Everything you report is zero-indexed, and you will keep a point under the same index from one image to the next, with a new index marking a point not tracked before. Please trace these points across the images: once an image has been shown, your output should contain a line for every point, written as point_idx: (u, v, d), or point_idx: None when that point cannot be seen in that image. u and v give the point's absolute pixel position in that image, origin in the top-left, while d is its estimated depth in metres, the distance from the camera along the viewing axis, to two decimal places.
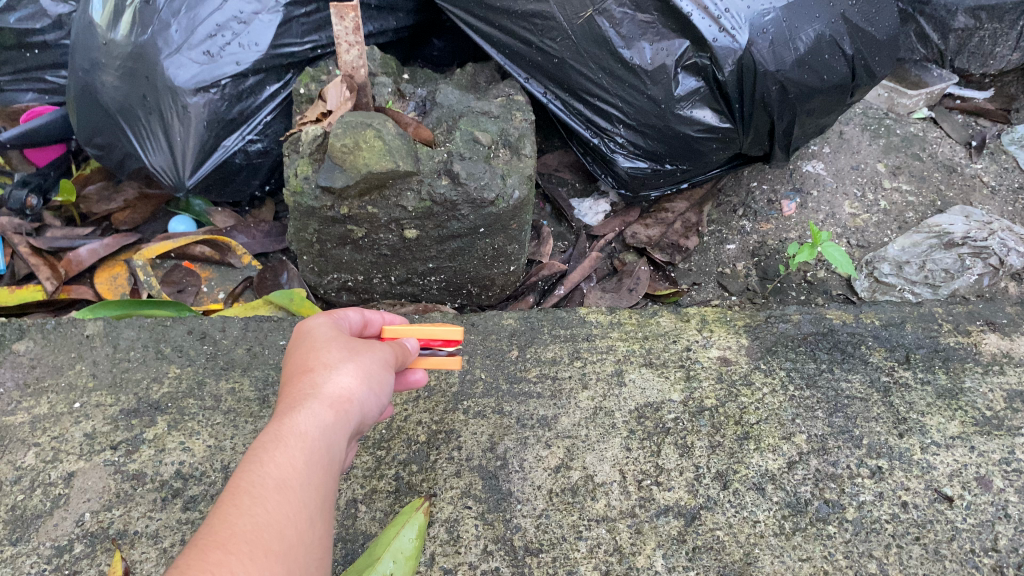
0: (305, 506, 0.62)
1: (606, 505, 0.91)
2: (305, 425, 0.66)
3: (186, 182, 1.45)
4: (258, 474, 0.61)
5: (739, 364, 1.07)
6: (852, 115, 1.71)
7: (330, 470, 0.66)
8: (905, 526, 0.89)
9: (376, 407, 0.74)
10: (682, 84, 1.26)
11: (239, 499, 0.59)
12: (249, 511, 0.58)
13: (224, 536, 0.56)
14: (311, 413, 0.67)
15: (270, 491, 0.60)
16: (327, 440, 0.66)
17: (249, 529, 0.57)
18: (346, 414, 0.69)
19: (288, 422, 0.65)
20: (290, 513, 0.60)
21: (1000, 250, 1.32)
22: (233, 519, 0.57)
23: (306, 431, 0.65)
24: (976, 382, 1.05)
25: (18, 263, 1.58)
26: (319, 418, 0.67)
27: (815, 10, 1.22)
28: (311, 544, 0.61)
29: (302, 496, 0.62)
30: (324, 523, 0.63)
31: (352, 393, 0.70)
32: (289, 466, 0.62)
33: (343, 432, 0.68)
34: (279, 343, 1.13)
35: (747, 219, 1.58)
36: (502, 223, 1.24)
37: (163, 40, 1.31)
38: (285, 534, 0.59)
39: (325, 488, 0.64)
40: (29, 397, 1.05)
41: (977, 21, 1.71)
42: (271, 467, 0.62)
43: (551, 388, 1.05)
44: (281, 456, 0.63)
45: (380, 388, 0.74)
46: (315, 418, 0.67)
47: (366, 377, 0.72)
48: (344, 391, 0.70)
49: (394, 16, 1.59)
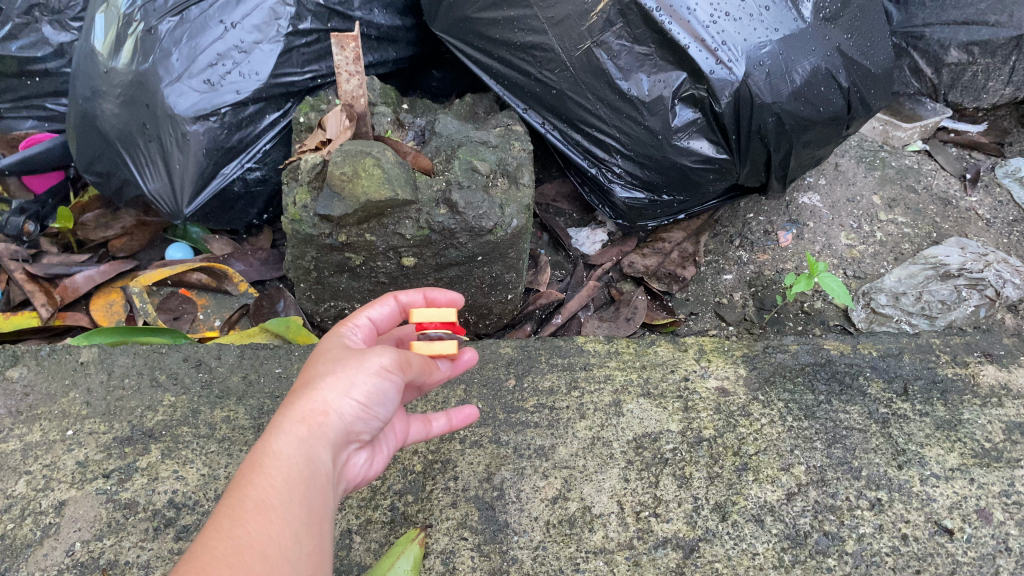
0: (286, 524, 0.62)
1: (604, 536, 0.90)
2: (282, 444, 0.65)
3: (184, 211, 1.45)
4: (237, 497, 0.62)
5: (737, 395, 1.07)
6: (847, 147, 1.73)
7: (314, 483, 0.66)
8: (905, 559, 0.88)
9: (366, 414, 0.72)
10: (679, 115, 1.27)
11: (220, 524, 0.60)
12: (230, 535, 0.59)
13: (204, 561, 0.57)
14: (286, 432, 0.66)
15: (248, 513, 0.61)
16: (306, 455, 0.66)
17: (230, 554, 0.58)
18: (323, 426, 0.68)
19: (264, 444, 0.65)
20: (271, 532, 0.61)
21: (996, 282, 1.33)
22: (214, 545, 0.58)
23: (283, 450, 0.65)
24: (975, 414, 1.05)
25: (13, 289, 1.58)
26: (295, 435, 0.66)
27: (811, 43, 1.24)
28: (298, 560, 0.62)
29: (283, 515, 0.62)
30: (311, 537, 0.64)
31: (329, 406, 0.69)
32: (267, 486, 0.63)
33: (322, 443, 0.68)
34: (274, 372, 1.12)
35: (744, 249, 1.58)
36: (500, 251, 1.25)
37: (164, 68, 1.32)
38: (268, 556, 0.59)
39: (307, 502, 0.65)
40: (21, 424, 1.05)
41: (970, 56, 1.75)
42: (250, 490, 0.62)
43: (549, 417, 1.04)
44: (258, 478, 0.63)
45: (364, 394, 0.71)
46: (291, 435, 0.66)
47: (345, 386, 0.70)
48: (320, 404, 0.68)
49: (393, 48, 1.61)
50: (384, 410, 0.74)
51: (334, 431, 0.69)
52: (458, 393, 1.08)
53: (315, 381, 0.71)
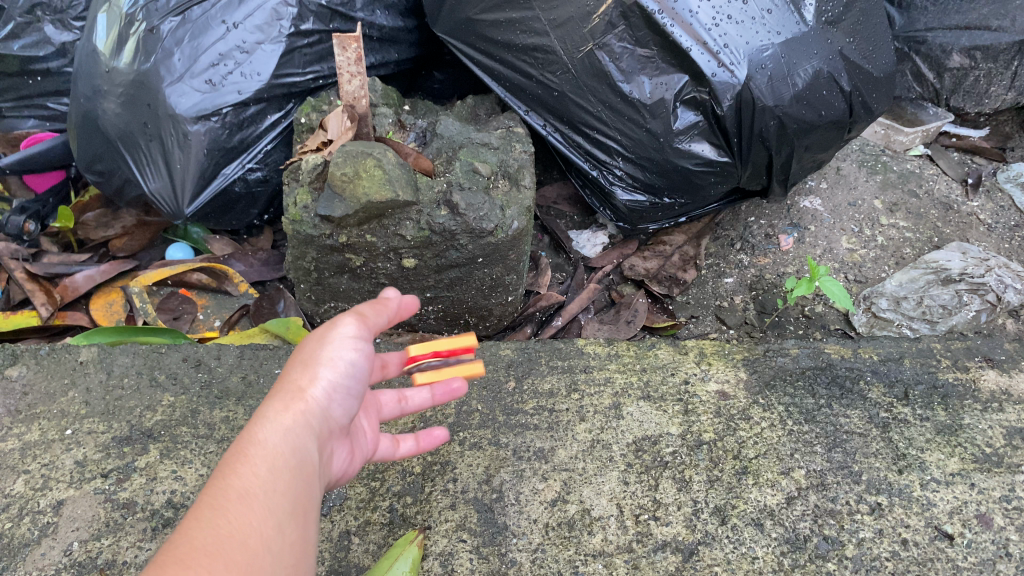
0: (270, 510, 0.61)
1: (603, 539, 0.90)
2: (264, 431, 0.65)
3: (184, 211, 1.44)
4: (219, 486, 0.61)
5: (737, 399, 1.07)
6: (849, 150, 1.73)
7: (298, 470, 0.66)
8: (905, 564, 0.87)
9: (340, 392, 0.72)
10: (681, 118, 1.26)
11: (201, 512, 0.59)
12: (210, 522, 0.58)
13: (183, 549, 0.55)
14: (269, 421, 0.66)
15: (230, 500, 0.60)
16: (290, 442, 0.66)
17: (210, 541, 0.57)
18: (303, 410, 0.69)
19: (247, 433, 0.65)
20: (254, 519, 0.60)
21: (997, 286, 1.33)
22: (194, 532, 0.57)
23: (266, 438, 0.65)
24: (975, 419, 1.04)
25: (13, 288, 1.58)
26: (278, 422, 0.67)
27: (814, 47, 1.24)
28: (280, 548, 0.60)
29: (265, 502, 0.61)
30: (295, 526, 0.63)
31: (305, 388, 0.69)
32: (249, 473, 0.62)
33: (304, 429, 0.68)
34: (273, 372, 1.12)
35: (745, 253, 1.58)
36: (500, 253, 1.24)
37: (166, 68, 1.32)
38: (249, 543, 0.58)
39: (292, 489, 0.64)
40: (20, 423, 1.04)
41: (973, 61, 1.75)
42: (232, 478, 0.61)
43: (548, 420, 1.04)
44: (241, 466, 0.62)
45: (336, 371, 0.72)
46: (273, 423, 0.66)
47: (316, 366, 0.71)
48: (296, 387, 0.69)
49: (395, 49, 1.61)
50: (361, 390, 0.75)
51: (316, 418, 0.70)
52: (457, 395, 1.08)
53: (289, 370, 0.71)
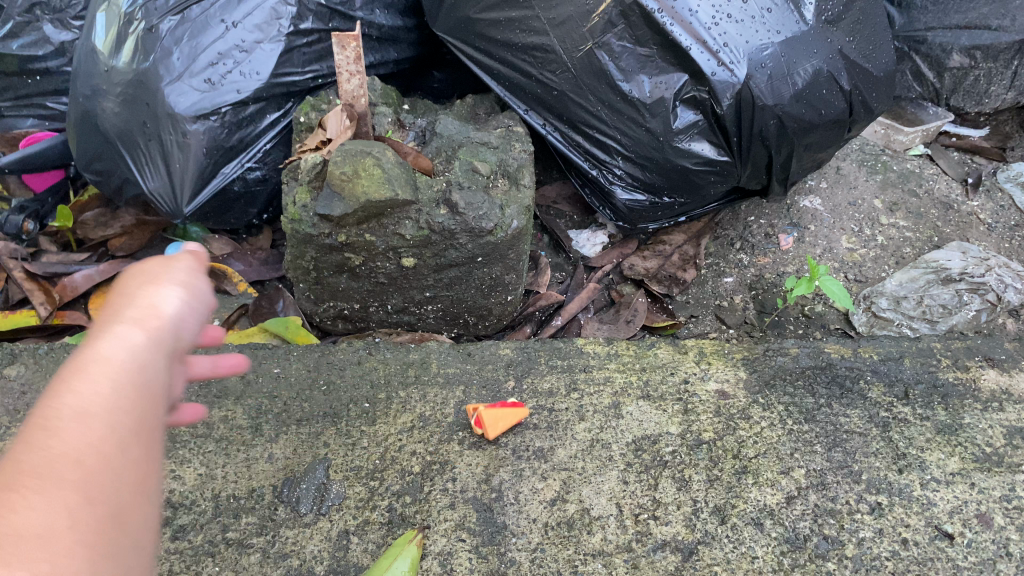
0: (112, 436, 0.48)
1: (603, 539, 0.90)
2: (112, 345, 0.51)
3: (183, 210, 1.44)
4: (50, 404, 0.47)
5: (737, 398, 1.06)
6: (848, 150, 1.72)
7: (152, 392, 0.52)
8: (906, 563, 0.87)
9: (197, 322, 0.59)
10: (681, 117, 1.26)
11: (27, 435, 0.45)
12: (42, 445, 0.45)
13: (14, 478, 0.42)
14: (115, 333, 0.51)
15: (66, 421, 0.46)
16: (144, 359, 0.52)
17: (39, 471, 0.43)
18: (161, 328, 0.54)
19: (84, 345, 0.50)
20: (96, 446, 0.46)
21: (997, 286, 1.34)
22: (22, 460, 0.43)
23: (113, 351, 0.50)
24: (975, 418, 1.04)
25: (13, 288, 1.58)
26: (127, 336, 0.52)
27: (814, 46, 1.24)
28: (128, 482, 0.48)
29: (110, 427, 0.48)
30: (143, 460, 0.50)
31: (159, 305, 0.55)
32: (92, 391, 0.48)
33: (161, 349, 0.54)
34: (271, 371, 1.11)
35: (744, 252, 1.58)
36: (499, 252, 1.24)
37: (165, 67, 1.32)
38: (89, 474, 0.45)
39: (139, 417, 0.50)
40: (18, 423, 1.04)
41: (972, 61, 1.75)
42: (67, 395, 0.47)
43: (547, 420, 1.04)
44: (80, 382, 0.48)
45: (193, 297, 0.58)
46: (122, 336, 0.51)
47: (169, 286, 0.56)
48: (147, 302, 0.54)
49: (394, 49, 1.61)
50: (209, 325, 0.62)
51: (172, 338, 0.55)
52: (456, 394, 1.08)
53: (132, 283, 0.56)
